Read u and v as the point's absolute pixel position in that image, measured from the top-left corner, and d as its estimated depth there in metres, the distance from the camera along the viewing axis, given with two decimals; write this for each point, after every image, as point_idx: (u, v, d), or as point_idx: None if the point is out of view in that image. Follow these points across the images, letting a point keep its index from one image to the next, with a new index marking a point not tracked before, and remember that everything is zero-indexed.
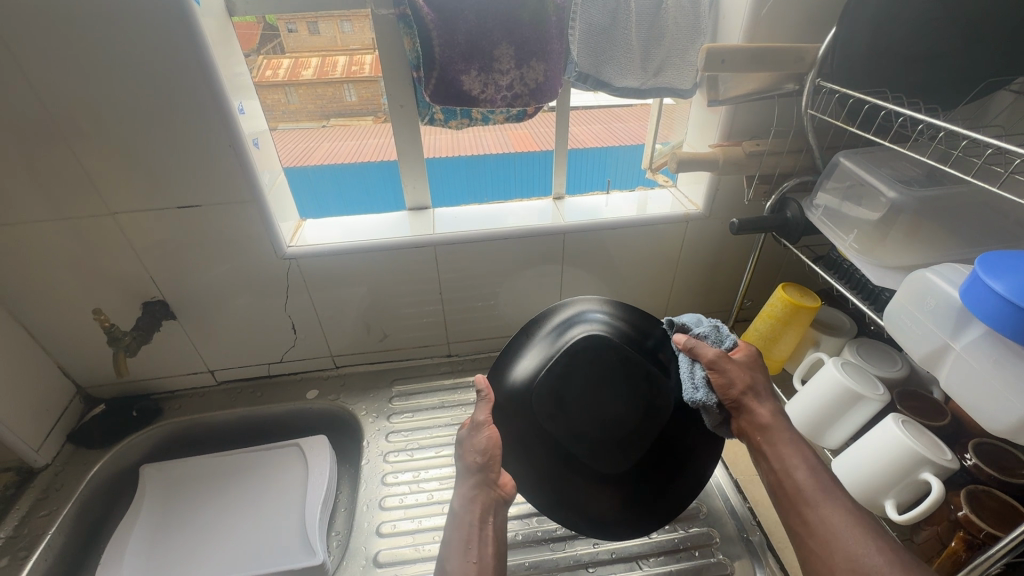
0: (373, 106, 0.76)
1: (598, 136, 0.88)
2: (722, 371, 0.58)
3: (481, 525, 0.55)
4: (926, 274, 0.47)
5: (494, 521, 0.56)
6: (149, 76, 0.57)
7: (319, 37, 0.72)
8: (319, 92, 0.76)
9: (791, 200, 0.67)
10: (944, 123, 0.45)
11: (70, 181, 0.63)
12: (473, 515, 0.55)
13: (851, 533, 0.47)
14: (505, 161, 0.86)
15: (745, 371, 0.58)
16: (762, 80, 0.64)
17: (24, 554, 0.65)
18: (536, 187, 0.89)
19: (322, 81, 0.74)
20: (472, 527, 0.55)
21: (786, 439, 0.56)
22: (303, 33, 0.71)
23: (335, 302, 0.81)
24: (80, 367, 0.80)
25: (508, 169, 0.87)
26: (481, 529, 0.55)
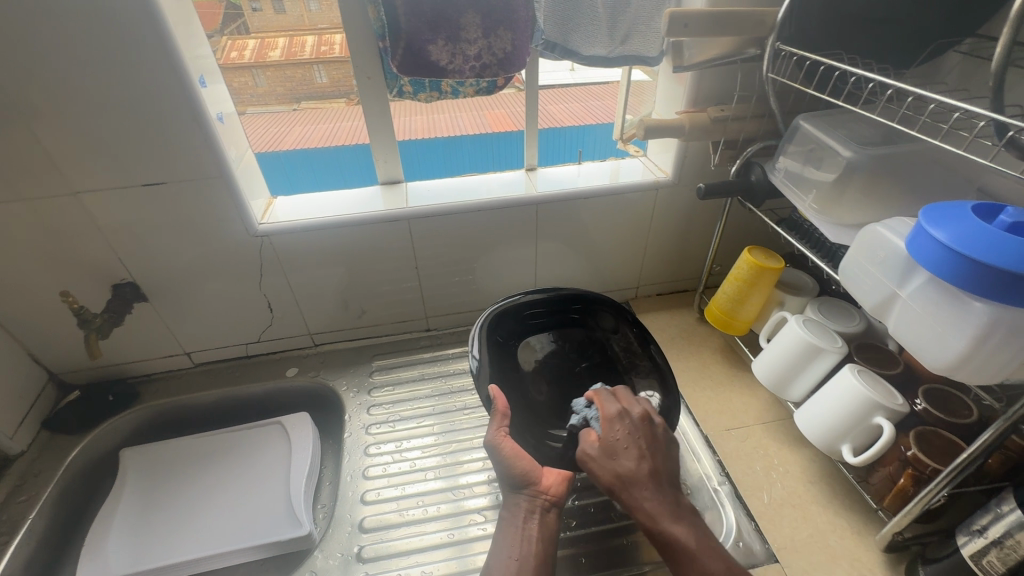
0: (344, 87, 0.76)
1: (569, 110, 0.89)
2: (628, 442, 0.55)
3: (524, 519, 0.56)
4: (877, 227, 0.50)
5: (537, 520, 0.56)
6: (101, 48, 0.56)
7: (283, 16, 0.74)
8: (287, 74, 0.78)
9: (755, 164, 0.70)
10: (899, 83, 0.47)
11: (27, 161, 0.61)
12: (515, 518, 0.56)
13: None
14: (481, 141, 0.88)
15: (637, 452, 0.54)
16: (725, 45, 0.65)
17: (5, 540, 0.65)
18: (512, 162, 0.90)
19: (290, 62, 0.77)
20: (514, 526, 0.55)
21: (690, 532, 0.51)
22: (267, 12, 0.74)
23: (311, 280, 0.81)
24: (51, 354, 0.79)
25: (484, 149, 0.89)
26: (524, 528, 0.55)
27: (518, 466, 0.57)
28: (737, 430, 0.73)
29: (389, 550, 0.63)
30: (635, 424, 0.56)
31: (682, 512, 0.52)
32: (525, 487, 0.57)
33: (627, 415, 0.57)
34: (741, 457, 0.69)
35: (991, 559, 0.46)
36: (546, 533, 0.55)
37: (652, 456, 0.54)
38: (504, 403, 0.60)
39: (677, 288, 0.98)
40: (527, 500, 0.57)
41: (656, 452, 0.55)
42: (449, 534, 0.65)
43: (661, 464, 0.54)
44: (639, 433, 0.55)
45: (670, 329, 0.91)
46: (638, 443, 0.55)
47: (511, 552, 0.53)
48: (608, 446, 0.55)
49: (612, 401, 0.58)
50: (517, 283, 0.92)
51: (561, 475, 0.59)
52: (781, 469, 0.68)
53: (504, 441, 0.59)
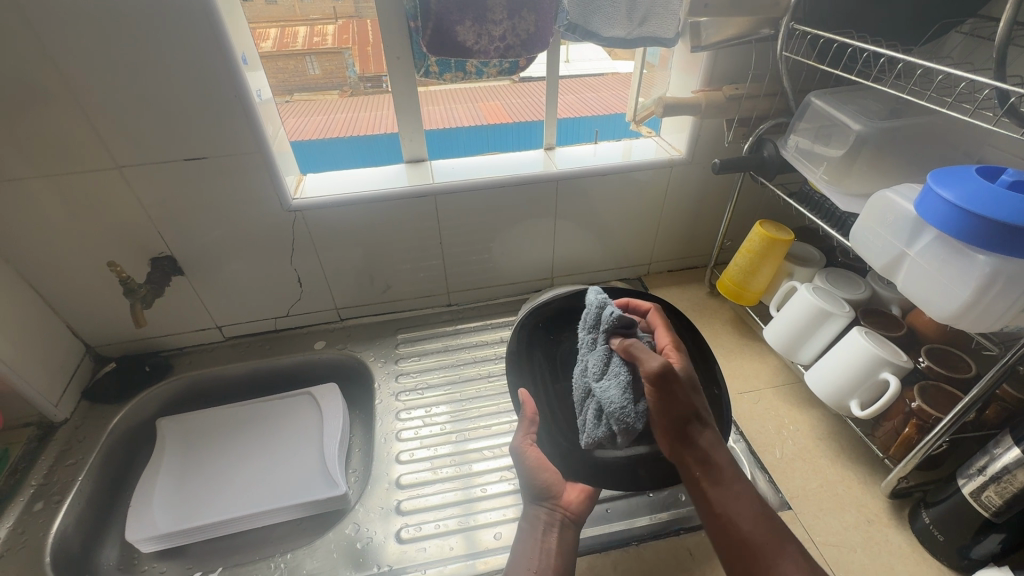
0: (337, 79, 0.82)
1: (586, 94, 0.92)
2: (679, 374, 0.52)
3: (543, 530, 0.57)
4: (887, 193, 0.54)
5: (556, 534, 0.57)
6: (153, 25, 0.58)
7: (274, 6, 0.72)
8: (280, 66, 0.77)
9: (767, 141, 0.74)
10: (907, 56, 0.51)
11: (77, 135, 0.64)
12: (534, 529, 0.57)
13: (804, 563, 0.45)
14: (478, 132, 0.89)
15: (688, 383, 0.52)
16: (740, 25, 0.68)
17: (58, 498, 0.68)
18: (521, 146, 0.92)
19: (283, 53, 0.75)
20: (533, 538, 0.57)
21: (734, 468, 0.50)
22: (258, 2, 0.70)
23: (339, 254, 0.84)
24: (89, 326, 0.82)
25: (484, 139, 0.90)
26: (543, 540, 0.56)
27: (543, 476, 0.58)
28: (749, 393, 0.77)
29: (427, 503, 0.67)
30: (687, 370, 0.54)
31: (736, 469, 0.49)
32: (546, 500, 0.58)
33: (672, 352, 0.54)
34: (754, 418, 0.74)
35: (989, 494, 0.50)
36: (564, 547, 0.56)
37: (702, 400, 0.52)
38: (533, 410, 0.59)
39: (688, 265, 1.02)
40: (546, 513, 0.58)
41: (702, 395, 0.53)
42: (464, 492, 0.68)
43: (711, 415, 0.52)
44: (696, 387, 0.53)
45: (682, 303, 0.95)
46: (695, 388, 0.52)
47: (530, 563, 0.55)
48: (675, 380, 0.50)
49: (652, 349, 0.52)
50: (535, 259, 0.95)
51: (583, 492, 0.59)
52: (792, 427, 0.72)
53: (530, 449, 0.58)
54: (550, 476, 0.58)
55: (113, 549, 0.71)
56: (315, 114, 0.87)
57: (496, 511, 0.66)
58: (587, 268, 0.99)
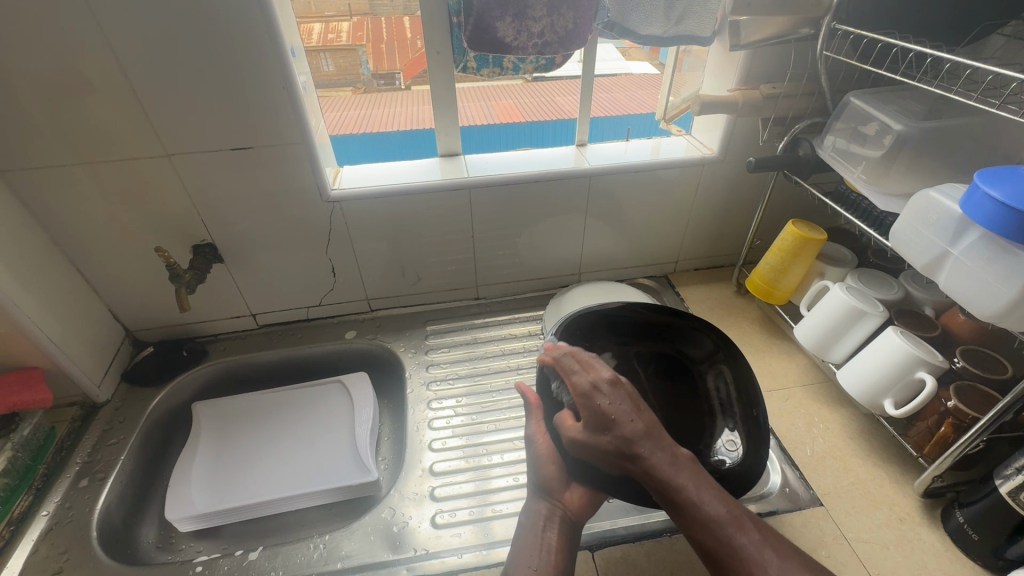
0: (349, 76, 0.86)
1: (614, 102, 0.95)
2: (615, 403, 0.54)
3: (542, 526, 0.56)
4: (930, 192, 0.54)
5: (555, 530, 0.56)
6: (208, 17, 0.60)
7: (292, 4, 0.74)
8: None
9: (802, 140, 0.74)
10: (949, 55, 0.51)
11: (130, 123, 0.66)
12: (534, 524, 0.57)
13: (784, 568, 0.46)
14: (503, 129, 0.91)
15: (631, 413, 0.54)
16: (780, 24, 0.69)
17: (102, 476, 0.70)
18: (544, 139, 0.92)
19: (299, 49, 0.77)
20: (533, 531, 0.56)
21: (691, 473, 0.51)
22: None
23: (373, 246, 0.86)
24: (130, 311, 0.84)
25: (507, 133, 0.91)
26: (541, 536, 0.56)
27: (546, 470, 0.59)
28: (779, 391, 0.78)
29: (459, 491, 0.68)
30: (615, 391, 0.55)
31: (692, 474, 0.51)
32: (547, 494, 0.58)
33: (608, 378, 0.56)
34: (783, 415, 0.74)
35: None
36: (562, 543, 0.55)
37: (641, 415, 0.54)
38: (536, 398, 0.63)
39: (715, 264, 1.03)
40: (547, 508, 0.57)
41: (642, 407, 0.55)
42: (478, 484, 0.69)
43: (656, 418, 0.54)
44: (619, 403, 0.54)
45: (709, 301, 0.95)
46: (627, 409, 0.54)
47: (529, 560, 0.54)
48: (607, 415, 0.53)
49: (576, 372, 0.58)
50: (564, 255, 0.96)
51: (585, 494, 0.58)
52: (823, 426, 0.72)
53: (539, 435, 0.62)
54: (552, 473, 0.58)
55: (152, 527, 0.73)
56: (330, 111, 0.91)
57: (515, 502, 0.67)
58: (614, 265, 1.00)
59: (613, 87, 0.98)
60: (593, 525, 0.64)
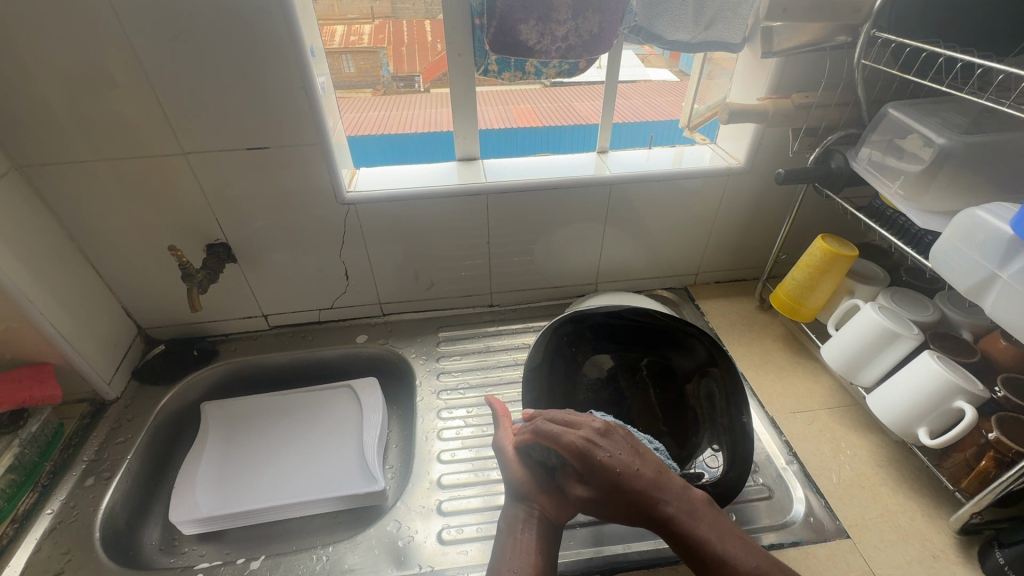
0: (372, 77, 0.84)
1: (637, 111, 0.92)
2: (622, 457, 0.52)
3: (519, 529, 0.53)
4: (976, 211, 0.51)
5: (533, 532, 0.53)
6: (227, 15, 0.59)
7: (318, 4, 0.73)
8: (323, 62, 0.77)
9: (836, 152, 0.71)
10: (1002, 66, 0.48)
11: (147, 121, 0.65)
12: (511, 528, 0.54)
13: None
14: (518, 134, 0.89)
15: (638, 463, 0.52)
16: (816, 31, 0.66)
17: (108, 475, 0.70)
18: (559, 145, 0.90)
19: None
20: (510, 536, 0.53)
21: (710, 517, 0.50)
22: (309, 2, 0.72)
23: (387, 250, 0.85)
24: (142, 309, 0.84)
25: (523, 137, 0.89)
26: (518, 538, 0.53)
27: (518, 473, 0.56)
28: (803, 413, 0.74)
29: (467, 505, 0.66)
30: (613, 440, 0.53)
31: (712, 521, 0.49)
32: (523, 495, 0.55)
33: (600, 429, 0.53)
34: (807, 439, 0.71)
35: None
36: (540, 545, 0.52)
37: (643, 460, 0.52)
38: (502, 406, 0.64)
39: (737, 277, 1.00)
40: (524, 511, 0.55)
41: (643, 452, 0.53)
42: (485, 499, 0.67)
43: (658, 460, 0.53)
44: (620, 454, 0.52)
45: (730, 316, 0.92)
46: (629, 457, 0.52)
47: (509, 564, 0.50)
48: (609, 469, 0.51)
49: (560, 428, 0.54)
50: (580, 264, 0.94)
51: (562, 495, 0.55)
52: (850, 452, 0.69)
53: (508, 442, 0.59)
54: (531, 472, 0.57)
55: (155, 529, 0.72)
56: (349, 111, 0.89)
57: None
58: (632, 276, 0.97)
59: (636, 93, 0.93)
60: (605, 549, 0.61)
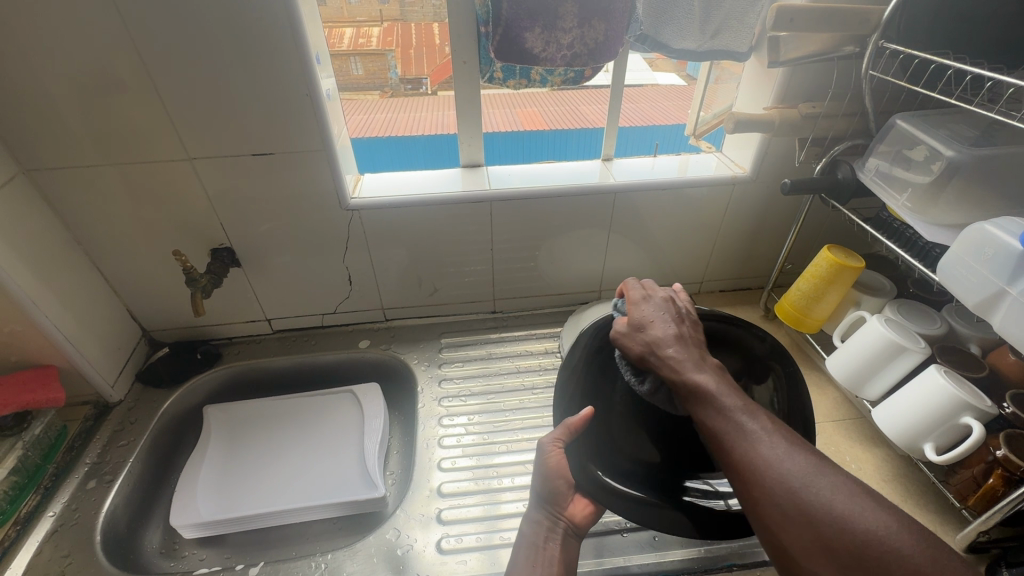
0: (379, 80, 0.86)
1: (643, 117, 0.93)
2: (655, 313, 0.54)
3: (545, 537, 0.57)
4: (985, 225, 0.50)
5: (557, 542, 0.56)
6: (233, 22, 0.60)
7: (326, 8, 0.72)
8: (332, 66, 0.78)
9: (842, 162, 0.70)
10: (1011, 79, 0.47)
11: (153, 126, 0.65)
12: (536, 538, 0.57)
13: (799, 466, 0.41)
14: (522, 138, 0.90)
15: (672, 320, 0.53)
16: (823, 41, 0.65)
17: (110, 478, 0.70)
18: (568, 152, 0.91)
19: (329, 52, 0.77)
20: (535, 546, 0.56)
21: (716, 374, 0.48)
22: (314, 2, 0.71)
23: (390, 256, 0.85)
24: (147, 312, 0.84)
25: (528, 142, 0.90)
26: (543, 547, 0.56)
27: (549, 484, 0.58)
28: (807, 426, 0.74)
29: (467, 514, 0.66)
30: (662, 307, 0.55)
31: (721, 381, 0.48)
32: (551, 505, 0.58)
33: (657, 296, 0.57)
34: None
35: None
36: (566, 556, 0.55)
37: (680, 326, 0.53)
38: (577, 422, 0.56)
39: (742, 286, 0.99)
40: (551, 520, 0.57)
41: (686, 322, 0.54)
42: (489, 508, 0.67)
43: (698, 333, 0.53)
44: (659, 315, 0.54)
45: None
46: (669, 318, 0.53)
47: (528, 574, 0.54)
48: (641, 320, 0.54)
49: (636, 289, 0.58)
50: (584, 272, 0.94)
51: (591, 504, 0.58)
52: (854, 466, 0.68)
53: (554, 452, 0.57)
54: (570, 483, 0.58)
55: (156, 533, 0.72)
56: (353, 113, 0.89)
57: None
58: None
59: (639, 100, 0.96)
60: (605, 562, 0.61)
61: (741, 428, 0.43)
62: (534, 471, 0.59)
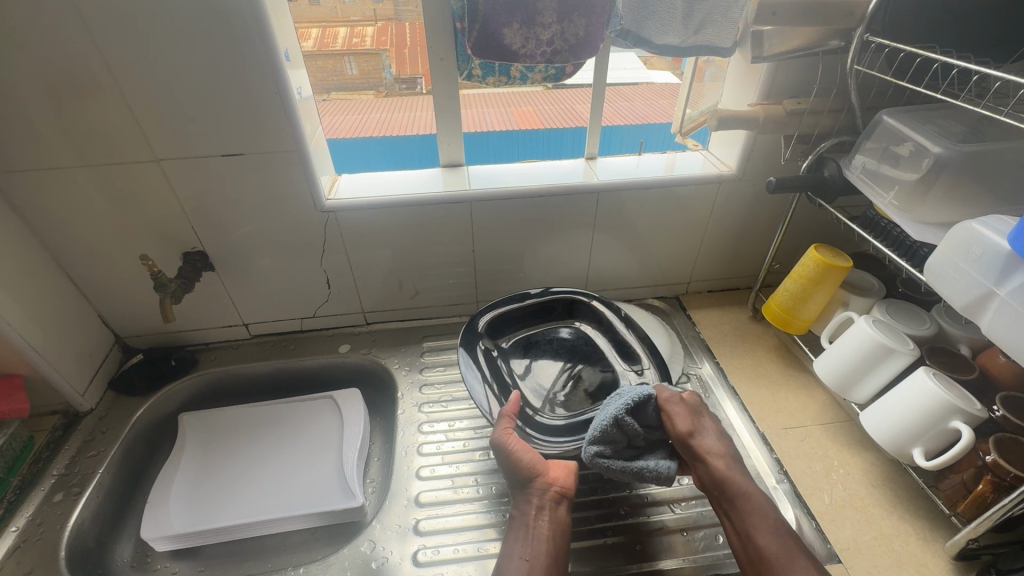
0: (373, 80, 0.83)
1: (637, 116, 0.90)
2: (711, 437, 0.59)
3: (534, 514, 0.57)
4: (973, 225, 0.49)
5: (547, 517, 0.57)
6: (196, 17, 0.57)
7: (317, 8, 0.70)
8: (319, 65, 0.76)
9: (828, 160, 0.68)
10: (1001, 73, 0.45)
11: (117, 126, 0.63)
12: (525, 517, 0.57)
13: None
14: (509, 138, 0.88)
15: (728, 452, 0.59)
16: (808, 35, 0.63)
17: (78, 490, 0.68)
18: (565, 151, 0.89)
19: (322, 53, 0.74)
20: (524, 526, 0.57)
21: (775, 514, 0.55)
22: (302, 3, 0.70)
23: (369, 258, 0.83)
24: (119, 317, 0.82)
25: (516, 143, 0.88)
26: (534, 525, 0.56)
27: (516, 466, 0.60)
28: (795, 429, 0.72)
29: (447, 524, 0.64)
30: (714, 431, 0.60)
31: (762, 510, 0.54)
32: (531, 482, 0.59)
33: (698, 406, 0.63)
34: (799, 456, 0.69)
35: None
36: (556, 528, 0.57)
37: (730, 445, 0.60)
38: (513, 410, 0.63)
39: (730, 286, 0.97)
40: (536, 495, 0.58)
41: (733, 448, 0.60)
42: (477, 516, 0.65)
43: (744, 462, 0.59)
44: (706, 422, 0.61)
45: (722, 327, 0.90)
46: (723, 440, 0.60)
47: (521, 552, 0.55)
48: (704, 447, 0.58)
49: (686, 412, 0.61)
50: (569, 273, 0.92)
51: (567, 468, 0.61)
52: (843, 471, 0.67)
53: (510, 439, 0.61)
54: (537, 458, 0.60)
55: (127, 546, 0.70)
56: (350, 115, 0.87)
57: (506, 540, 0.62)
58: (622, 285, 0.95)
59: (636, 95, 0.92)
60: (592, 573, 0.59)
61: (795, 566, 0.50)
62: (498, 461, 0.61)
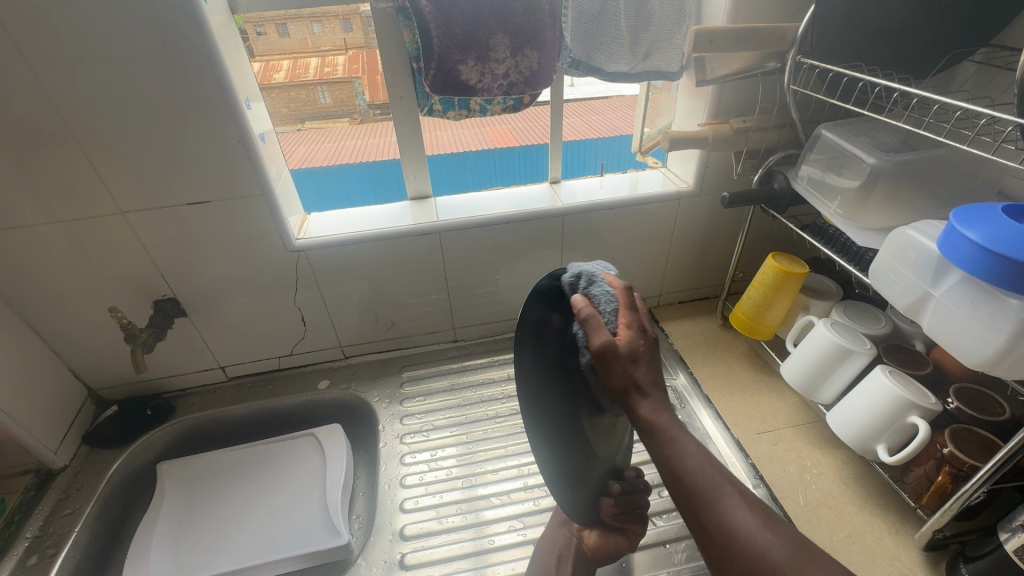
0: (348, 107, 0.85)
1: (609, 126, 0.94)
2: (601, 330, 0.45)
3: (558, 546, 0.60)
4: (907, 232, 0.52)
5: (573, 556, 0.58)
6: (156, 73, 0.59)
7: (288, 39, 0.74)
8: (292, 95, 0.79)
9: (777, 173, 0.72)
10: (917, 90, 0.49)
11: (81, 182, 0.64)
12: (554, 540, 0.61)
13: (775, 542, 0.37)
14: (484, 156, 0.89)
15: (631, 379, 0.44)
16: (746, 59, 0.68)
17: (52, 552, 0.66)
18: (535, 173, 0.91)
19: (295, 83, 0.78)
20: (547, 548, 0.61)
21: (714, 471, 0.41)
22: (272, 35, 0.72)
23: (342, 293, 0.83)
24: (90, 369, 0.81)
25: (490, 164, 0.89)
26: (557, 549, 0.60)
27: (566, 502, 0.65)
28: (768, 434, 0.74)
29: (433, 555, 0.64)
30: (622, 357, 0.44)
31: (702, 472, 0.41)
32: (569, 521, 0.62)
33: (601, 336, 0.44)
34: (774, 460, 0.70)
35: None
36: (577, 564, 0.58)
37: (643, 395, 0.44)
38: None
39: (699, 296, 1.00)
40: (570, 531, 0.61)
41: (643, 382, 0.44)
42: (474, 543, 0.66)
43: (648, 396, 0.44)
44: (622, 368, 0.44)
45: (695, 337, 0.92)
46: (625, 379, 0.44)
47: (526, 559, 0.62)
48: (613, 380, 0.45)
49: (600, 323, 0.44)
50: None
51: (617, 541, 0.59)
52: (815, 471, 0.68)
53: None
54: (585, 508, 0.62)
55: None
56: (327, 142, 0.90)
57: (506, 564, 0.63)
58: None
59: (606, 108, 0.97)
60: None
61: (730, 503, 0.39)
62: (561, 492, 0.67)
